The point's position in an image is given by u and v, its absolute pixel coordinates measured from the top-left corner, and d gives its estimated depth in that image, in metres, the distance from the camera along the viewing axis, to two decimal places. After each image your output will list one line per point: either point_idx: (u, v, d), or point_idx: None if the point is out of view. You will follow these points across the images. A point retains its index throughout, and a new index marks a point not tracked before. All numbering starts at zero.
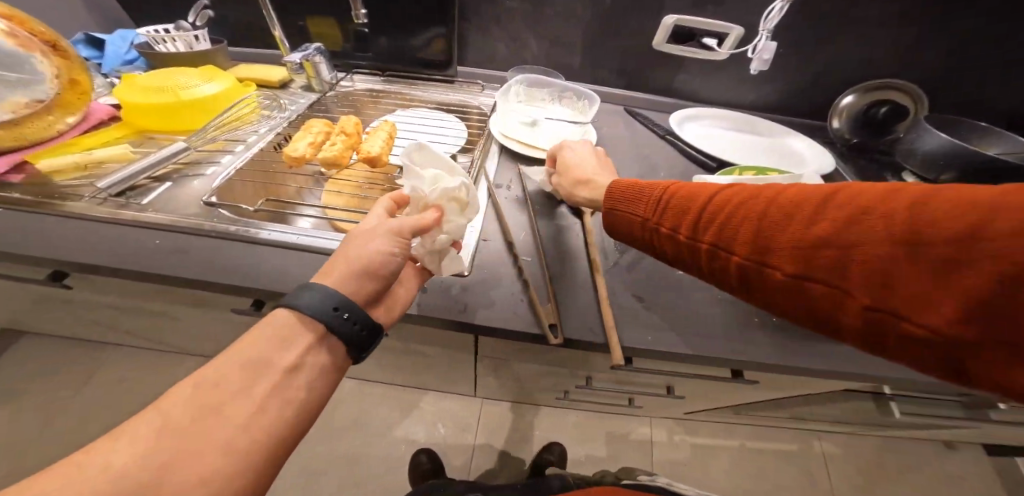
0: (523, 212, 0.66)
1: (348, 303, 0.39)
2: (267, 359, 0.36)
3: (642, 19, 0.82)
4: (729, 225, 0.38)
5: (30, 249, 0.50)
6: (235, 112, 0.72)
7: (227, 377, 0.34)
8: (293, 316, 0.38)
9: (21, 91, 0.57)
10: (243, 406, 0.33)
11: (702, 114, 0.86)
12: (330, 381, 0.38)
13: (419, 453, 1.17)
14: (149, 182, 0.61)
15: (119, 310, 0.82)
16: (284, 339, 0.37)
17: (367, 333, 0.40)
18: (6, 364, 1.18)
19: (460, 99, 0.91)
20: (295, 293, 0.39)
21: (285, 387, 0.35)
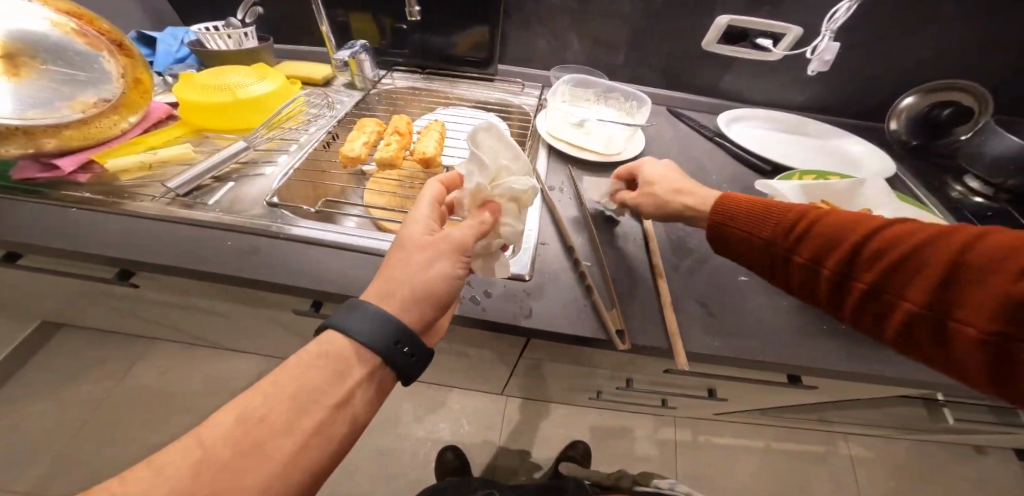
0: (579, 214, 0.66)
1: (407, 337, 0.38)
2: (316, 392, 0.35)
3: (693, 18, 0.81)
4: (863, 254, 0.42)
5: (104, 249, 0.51)
6: (287, 111, 0.73)
7: (273, 409, 0.34)
8: (348, 343, 0.37)
9: (90, 90, 0.58)
10: (284, 443, 0.33)
11: (748, 114, 0.85)
12: (373, 412, 0.38)
13: (446, 449, 1.18)
14: (212, 182, 0.61)
15: (164, 307, 0.83)
16: (337, 370, 0.36)
17: (420, 361, 0.39)
18: (44, 357, 1.20)
19: (501, 98, 0.90)
20: (344, 317, 0.37)
21: (329, 423, 0.35)
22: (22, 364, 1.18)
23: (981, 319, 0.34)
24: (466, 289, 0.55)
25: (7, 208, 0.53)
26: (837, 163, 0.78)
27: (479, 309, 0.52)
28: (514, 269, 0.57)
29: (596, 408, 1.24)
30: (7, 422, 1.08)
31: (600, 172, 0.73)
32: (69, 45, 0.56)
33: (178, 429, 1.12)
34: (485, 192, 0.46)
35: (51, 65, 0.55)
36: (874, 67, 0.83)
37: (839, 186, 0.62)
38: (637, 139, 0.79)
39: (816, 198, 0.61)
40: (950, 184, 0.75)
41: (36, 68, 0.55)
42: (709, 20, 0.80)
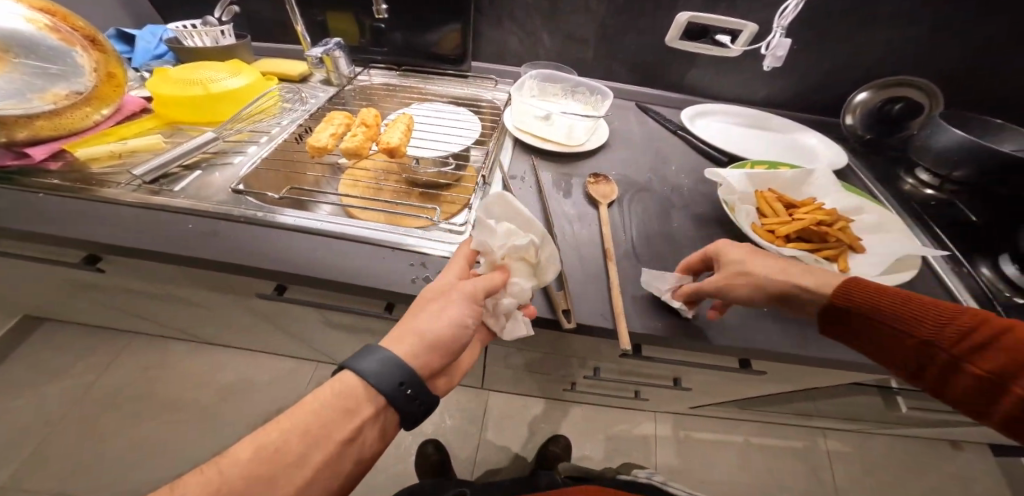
0: (540, 201, 0.68)
1: (413, 380, 0.41)
2: (326, 428, 0.40)
3: (656, 15, 0.83)
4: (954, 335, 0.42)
5: (70, 233, 0.53)
6: (259, 105, 0.76)
7: (288, 444, 0.39)
8: (360, 383, 0.41)
9: (62, 84, 0.61)
10: (294, 474, 0.38)
11: (711, 109, 0.87)
12: (375, 450, 0.43)
13: (425, 443, 1.18)
14: (180, 170, 0.64)
15: (141, 297, 0.85)
16: (347, 408, 0.41)
17: (424, 406, 0.43)
18: (30, 351, 1.22)
19: (474, 94, 0.93)
20: (357, 358, 0.42)
21: (335, 459, 0.40)
22: (5, 357, 1.20)
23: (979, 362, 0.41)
24: (420, 271, 0.55)
25: None
26: (797, 156, 0.80)
27: None
28: None
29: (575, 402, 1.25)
30: None
31: (562, 164, 0.75)
32: (43, 41, 0.60)
33: (160, 421, 1.13)
34: (494, 254, 0.49)
35: (24, 59, 0.60)
36: (832, 64, 0.85)
37: (786, 175, 0.64)
38: (602, 132, 0.81)
39: (761, 186, 0.64)
40: (905, 177, 0.77)
41: (11, 62, 0.59)
42: (672, 16, 0.83)
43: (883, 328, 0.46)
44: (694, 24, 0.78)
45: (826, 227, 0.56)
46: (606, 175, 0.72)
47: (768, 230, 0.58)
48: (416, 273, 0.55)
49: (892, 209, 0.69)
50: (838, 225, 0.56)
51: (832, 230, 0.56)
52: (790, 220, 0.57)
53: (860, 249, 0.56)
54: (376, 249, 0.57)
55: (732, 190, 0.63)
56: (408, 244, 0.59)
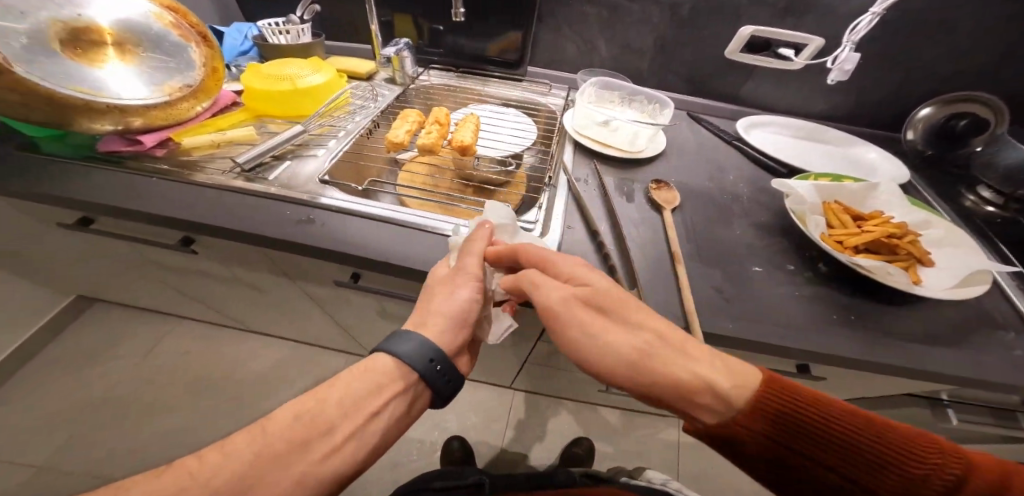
0: (604, 203, 0.70)
1: (441, 357, 0.46)
2: (359, 399, 0.43)
3: (718, 26, 0.85)
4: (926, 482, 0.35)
5: (181, 212, 0.59)
6: (336, 100, 0.82)
7: (325, 413, 0.42)
8: (392, 359, 0.46)
9: (177, 77, 0.70)
10: (329, 441, 0.41)
11: (767, 120, 0.88)
12: (398, 427, 0.45)
13: (452, 439, 1.12)
14: (271, 161, 0.70)
15: (202, 282, 0.88)
16: (381, 383, 0.44)
17: (449, 381, 0.47)
18: (78, 330, 1.26)
19: (530, 98, 0.95)
20: (391, 340, 0.46)
21: (364, 432, 0.43)
22: (54, 336, 1.23)
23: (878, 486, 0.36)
24: None
25: (100, 176, 0.63)
26: (854, 169, 0.81)
27: None
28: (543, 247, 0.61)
29: (603, 404, 1.25)
30: (39, 389, 1.13)
31: (622, 168, 0.77)
32: (167, 36, 0.71)
33: (198, 403, 1.16)
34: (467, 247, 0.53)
35: (150, 53, 0.70)
36: (889, 80, 0.87)
37: (852, 187, 0.66)
38: (659, 140, 0.83)
39: (829, 197, 0.65)
40: (965, 194, 0.78)
41: (138, 55, 0.69)
42: (733, 28, 0.85)
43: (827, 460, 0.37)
44: (757, 37, 0.81)
45: (896, 240, 0.58)
46: (668, 182, 0.74)
47: (837, 240, 0.59)
48: None
49: (956, 224, 0.70)
50: (908, 239, 0.58)
51: (902, 243, 0.58)
52: (860, 232, 0.59)
53: (929, 263, 0.58)
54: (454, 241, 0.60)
55: (802, 200, 0.64)
56: None
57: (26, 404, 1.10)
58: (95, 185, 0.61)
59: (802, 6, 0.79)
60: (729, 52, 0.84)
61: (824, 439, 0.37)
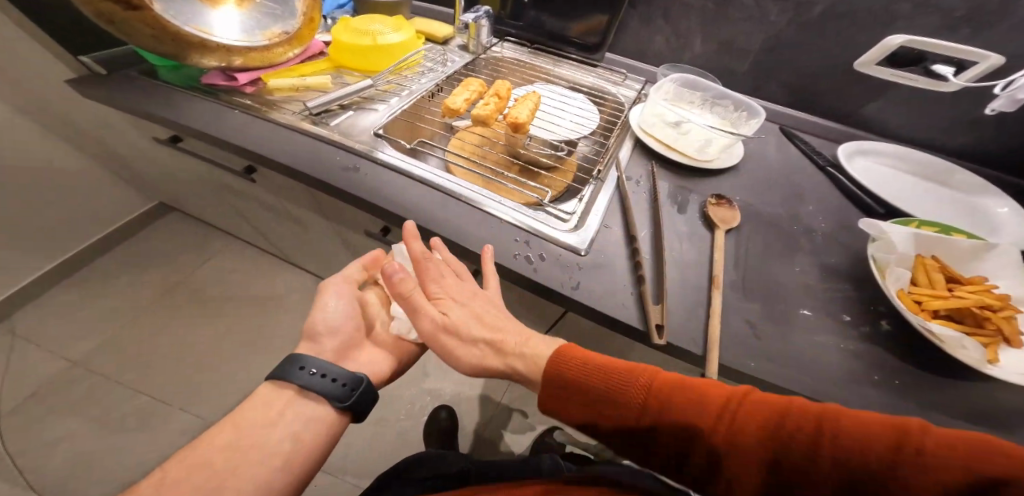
0: (652, 209, 0.64)
1: (326, 366, 0.54)
2: (255, 422, 0.50)
3: (834, 31, 0.75)
4: (747, 442, 0.37)
5: (249, 144, 0.64)
6: (407, 60, 0.85)
7: (221, 442, 0.48)
8: (281, 384, 0.54)
9: (280, 24, 0.77)
10: (229, 463, 0.47)
11: (874, 149, 0.76)
12: (305, 436, 0.51)
13: (441, 408, 1.15)
14: (337, 109, 0.73)
15: (251, 208, 0.95)
16: (274, 403, 0.52)
17: (349, 387, 0.54)
18: (157, 232, 1.45)
19: (599, 85, 0.90)
20: (282, 367, 0.54)
21: (268, 447, 0.49)
22: (136, 233, 1.43)
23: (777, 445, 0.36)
24: (524, 249, 0.57)
25: (192, 102, 0.70)
26: (968, 221, 0.68)
27: (532, 271, 0.55)
28: (572, 241, 0.58)
29: None
30: (120, 276, 1.33)
31: (686, 175, 0.70)
32: None
33: (234, 317, 1.29)
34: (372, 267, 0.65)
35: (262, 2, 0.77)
36: None
37: (960, 244, 0.56)
38: (735, 151, 0.74)
39: (925, 249, 0.56)
40: None
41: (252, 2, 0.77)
42: (851, 37, 0.75)
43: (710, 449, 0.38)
44: (907, 49, 0.71)
45: (990, 312, 0.49)
46: (730, 198, 0.66)
47: (915, 300, 0.52)
48: (518, 249, 0.57)
49: None
50: (1006, 313, 0.49)
51: (994, 316, 0.49)
52: (948, 296, 0.51)
53: (1016, 346, 0.48)
54: (486, 217, 0.60)
55: (889, 248, 0.55)
56: (515, 219, 0.61)
57: (108, 286, 1.30)
58: (186, 109, 0.68)
59: (973, 18, 0.66)
60: (864, 62, 0.75)
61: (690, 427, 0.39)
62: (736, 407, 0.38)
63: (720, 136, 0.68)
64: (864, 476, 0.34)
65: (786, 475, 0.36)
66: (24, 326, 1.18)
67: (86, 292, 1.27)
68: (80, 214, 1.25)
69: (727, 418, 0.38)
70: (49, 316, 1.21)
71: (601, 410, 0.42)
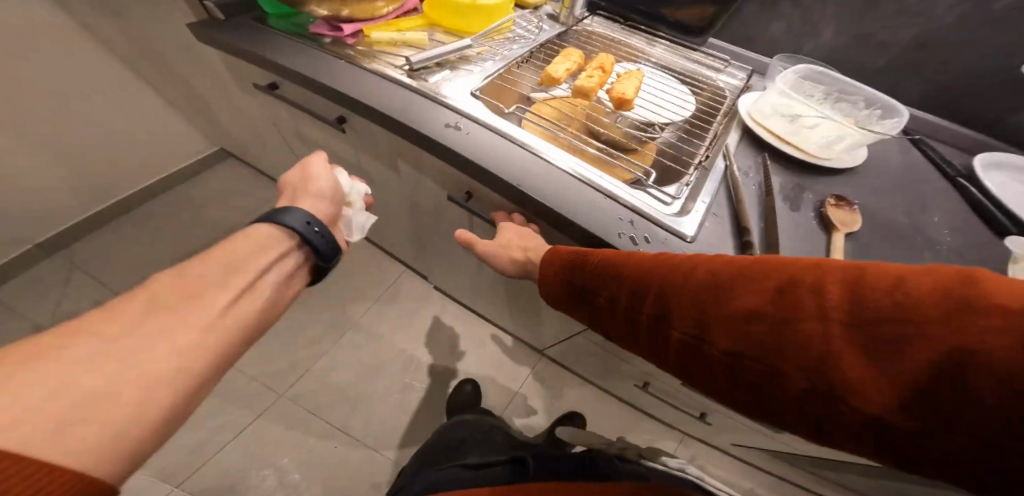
0: (763, 203, 0.60)
1: (318, 221, 0.54)
2: (242, 262, 0.47)
3: (974, 29, 0.70)
4: (669, 288, 0.37)
5: (353, 94, 0.64)
6: (503, 24, 0.81)
7: (208, 273, 0.44)
8: (269, 231, 0.51)
9: None
10: (218, 296, 0.42)
11: (1008, 165, 0.70)
12: (290, 286, 0.51)
13: (465, 382, 1.14)
14: (435, 67, 0.71)
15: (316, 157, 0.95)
16: (262, 246, 0.50)
17: (330, 245, 0.55)
18: (210, 175, 1.47)
19: (698, 70, 0.85)
20: (275, 214, 0.53)
21: (258, 283, 0.46)
22: (196, 175, 1.46)
23: (721, 301, 0.34)
24: (628, 228, 0.54)
25: (295, 47, 0.70)
26: None
27: (638, 252, 0.52)
28: (681, 227, 0.55)
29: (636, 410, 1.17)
30: (172, 215, 1.36)
31: (799, 172, 0.66)
32: None
33: None
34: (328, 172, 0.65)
35: None
36: None
37: None
38: (857, 153, 0.69)
39: None
40: None
41: None
42: (993, 37, 0.70)
43: (661, 316, 0.38)
44: None
45: None
46: (850, 201, 0.61)
47: None
48: (623, 228, 0.54)
49: None
50: None
51: None
52: None
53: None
54: (591, 190, 0.58)
55: None
56: (618, 196, 0.57)
57: (160, 224, 1.33)
58: (294, 55, 0.69)
59: None
60: None
61: (643, 290, 0.40)
62: (688, 269, 0.37)
63: (853, 133, 0.62)
64: (809, 315, 0.29)
65: (733, 331, 0.33)
66: (81, 257, 1.23)
67: (140, 228, 1.31)
68: (142, 150, 1.28)
69: (653, 266, 0.40)
70: (104, 247, 1.26)
71: (568, 279, 0.49)
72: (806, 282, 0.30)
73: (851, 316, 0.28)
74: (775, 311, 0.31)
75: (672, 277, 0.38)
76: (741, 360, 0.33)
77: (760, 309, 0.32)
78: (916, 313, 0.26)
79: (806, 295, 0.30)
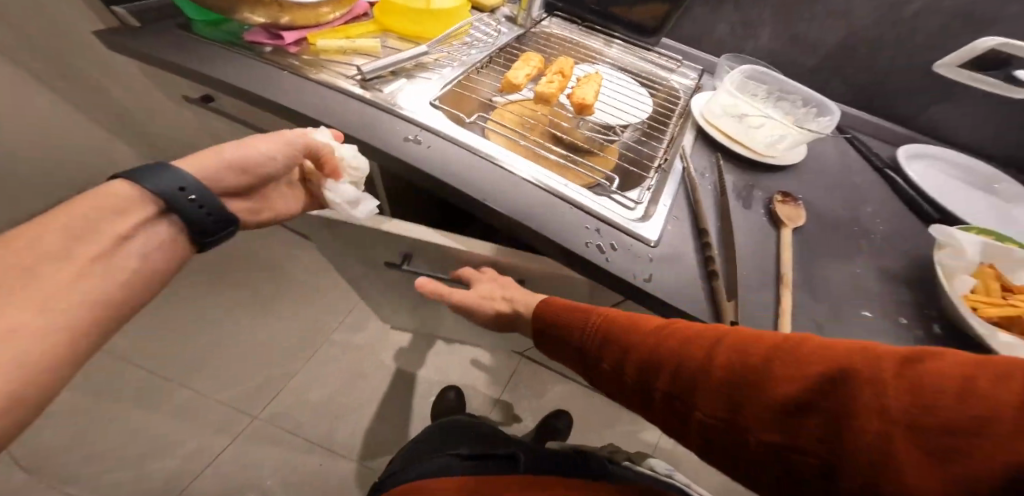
0: (719, 203, 0.64)
1: (196, 187, 0.43)
2: (94, 228, 0.38)
3: (893, 30, 0.76)
4: (690, 365, 0.35)
5: (299, 108, 0.61)
6: (459, 29, 0.80)
7: (45, 242, 0.36)
8: (131, 193, 0.41)
9: None
10: (56, 271, 0.35)
11: (929, 155, 0.78)
12: (164, 254, 0.43)
13: (448, 389, 1.15)
14: (389, 75, 0.70)
15: None
16: (120, 210, 0.40)
17: (215, 219, 0.45)
18: None
19: (653, 71, 0.87)
20: (140, 171, 0.42)
21: (115, 256, 0.39)
22: None
23: (720, 371, 0.33)
24: (594, 236, 0.56)
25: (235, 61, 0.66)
26: (1016, 230, 0.69)
27: (605, 260, 0.53)
28: (643, 231, 0.58)
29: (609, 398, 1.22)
30: None
31: (749, 169, 0.70)
32: None
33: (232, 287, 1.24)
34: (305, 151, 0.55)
35: None
36: None
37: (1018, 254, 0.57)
38: (798, 150, 0.74)
39: (988, 258, 0.57)
40: None
41: None
42: (909, 38, 0.76)
43: (658, 384, 0.38)
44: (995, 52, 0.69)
45: None
46: (795, 197, 0.66)
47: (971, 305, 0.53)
48: (590, 236, 0.56)
49: None
50: None
51: None
52: (1003, 304, 0.52)
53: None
54: (557, 200, 0.59)
55: (958, 253, 0.56)
56: (582, 204, 0.59)
57: None
58: (236, 68, 0.65)
59: None
60: (945, 63, 0.74)
61: (641, 355, 0.39)
62: (690, 337, 0.37)
63: (795, 133, 0.67)
64: (810, 393, 0.29)
65: (732, 404, 0.33)
66: None
67: None
68: None
69: (673, 341, 0.37)
70: None
71: (572, 340, 0.47)
72: (809, 358, 0.30)
73: (913, 421, 0.25)
74: (814, 405, 0.29)
75: (671, 344, 0.37)
76: (742, 435, 0.32)
77: (758, 382, 0.31)
78: (925, 399, 0.25)
79: (807, 371, 0.30)
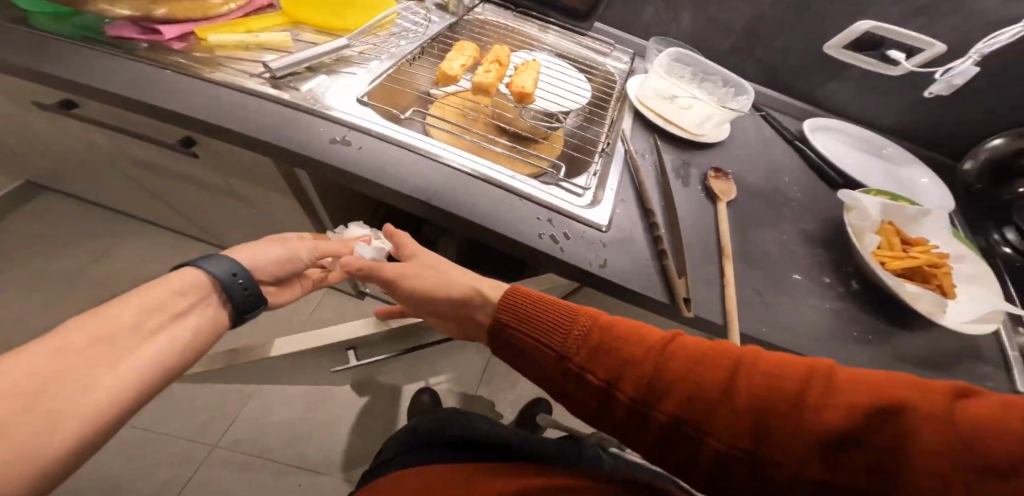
0: (661, 183, 0.66)
1: (247, 273, 0.46)
2: (160, 306, 0.40)
3: (798, 14, 0.83)
4: (761, 412, 0.32)
5: (197, 112, 0.54)
6: (383, 18, 0.75)
7: (122, 317, 0.38)
8: (200, 277, 0.44)
9: None
10: (131, 352, 0.37)
11: (833, 127, 0.87)
12: (208, 338, 0.44)
13: (420, 392, 1.08)
14: (306, 72, 0.64)
15: (176, 187, 0.80)
16: (184, 292, 0.43)
17: (252, 301, 0.46)
18: (28, 218, 1.17)
19: (588, 56, 0.88)
20: (206, 258, 0.45)
21: (176, 333, 0.40)
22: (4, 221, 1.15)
23: (744, 398, 0.32)
24: (546, 227, 0.55)
25: (115, 62, 0.57)
26: (905, 189, 0.80)
27: (559, 249, 0.53)
28: (593, 217, 0.58)
29: None
30: None
31: (685, 149, 0.73)
32: None
33: None
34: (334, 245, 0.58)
35: None
36: (940, 105, 0.89)
37: (907, 211, 0.65)
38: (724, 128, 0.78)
39: (888, 217, 0.65)
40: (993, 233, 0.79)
41: None
42: (812, 21, 0.83)
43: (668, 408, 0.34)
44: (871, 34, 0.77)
45: (935, 269, 0.59)
46: (726, 173, 0.70)
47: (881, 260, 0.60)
48: (541, 227, 0.55)
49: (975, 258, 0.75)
50: (946, 270, 0.59)
51: (938, 273, 0.58)
52: (905, 256, 0.59)
53: (951, 297, 0.58)
54: (505, 193, 0.57)
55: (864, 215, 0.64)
56: (530, 195, 0.58)
57: None
58: (113, 70, 0.56)
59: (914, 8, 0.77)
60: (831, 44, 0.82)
61: (647, 376, 0.35)
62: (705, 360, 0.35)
63: (717, 112, 0.70)
64: (840, 425, 0.30)
65: (755, 430, 0.32)
66: None
67: None
68: None
69: (684, 361, 0.35)
70: None
71: (542, 354, 0.39)
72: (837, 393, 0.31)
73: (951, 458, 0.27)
74: (851, 436, 0.29)
75: (686, 369, 0.35)
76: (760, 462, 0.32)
77: (786, 410, 0.31)
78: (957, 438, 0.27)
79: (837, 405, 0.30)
